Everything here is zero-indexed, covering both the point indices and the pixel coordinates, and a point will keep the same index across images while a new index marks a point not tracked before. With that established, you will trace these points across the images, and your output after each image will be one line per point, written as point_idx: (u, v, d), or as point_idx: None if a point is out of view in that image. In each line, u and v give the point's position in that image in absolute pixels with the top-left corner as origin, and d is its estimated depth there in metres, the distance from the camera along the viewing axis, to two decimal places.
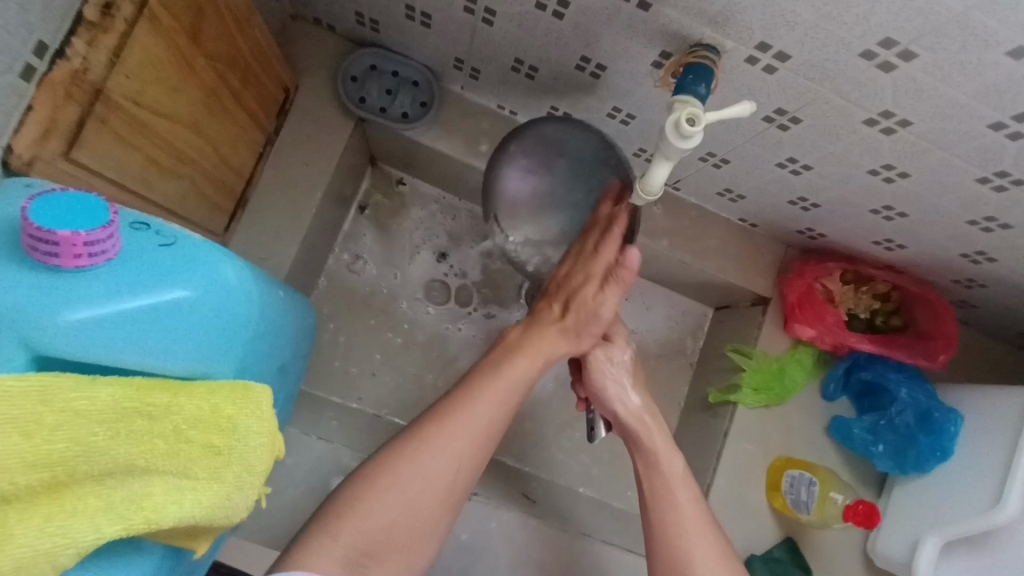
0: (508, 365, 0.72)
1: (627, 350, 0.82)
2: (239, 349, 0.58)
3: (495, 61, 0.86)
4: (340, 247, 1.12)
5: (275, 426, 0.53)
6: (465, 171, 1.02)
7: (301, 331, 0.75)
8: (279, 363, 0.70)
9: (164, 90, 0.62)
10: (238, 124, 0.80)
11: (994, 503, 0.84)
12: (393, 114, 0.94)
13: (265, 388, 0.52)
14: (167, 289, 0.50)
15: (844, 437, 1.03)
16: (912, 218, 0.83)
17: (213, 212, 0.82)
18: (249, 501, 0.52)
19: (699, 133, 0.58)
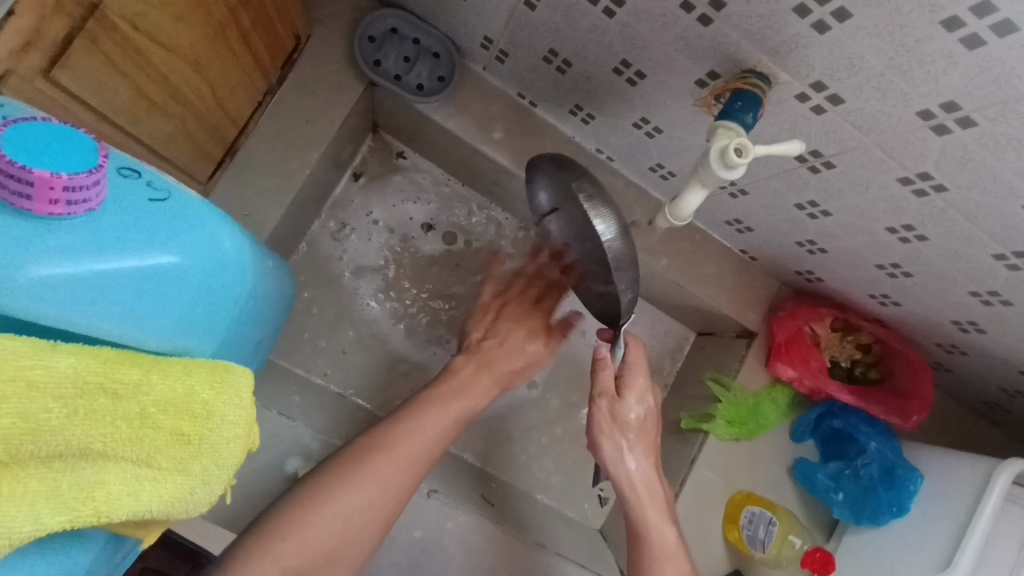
0: (443, 406, 0.76)
1: (636, 409, 0.79)
2: (220, 324, 0.55)
3: (527, 48, 0.81)
4: (327, 213, 1.06)
5: (252, 417, 0.53)
6: (472, 156, 0.97)
7: (282, 307, 0.71)
8: (257, 339, 0.65)
9: (169, 17, 0.56)
10: (242, 68, 0.73)
11: (943, 565, 0.84)
12: (408, 84, 0.88)
13: (245, 372, 0.52)
14: (152, 256, 0.48)
15: (806, 479, 1.03)
16: (916, 279, 0.82)
17: (199, 158, 0.75)
18: (213, 496, 0.52)
19: (744, 165, 0.56)
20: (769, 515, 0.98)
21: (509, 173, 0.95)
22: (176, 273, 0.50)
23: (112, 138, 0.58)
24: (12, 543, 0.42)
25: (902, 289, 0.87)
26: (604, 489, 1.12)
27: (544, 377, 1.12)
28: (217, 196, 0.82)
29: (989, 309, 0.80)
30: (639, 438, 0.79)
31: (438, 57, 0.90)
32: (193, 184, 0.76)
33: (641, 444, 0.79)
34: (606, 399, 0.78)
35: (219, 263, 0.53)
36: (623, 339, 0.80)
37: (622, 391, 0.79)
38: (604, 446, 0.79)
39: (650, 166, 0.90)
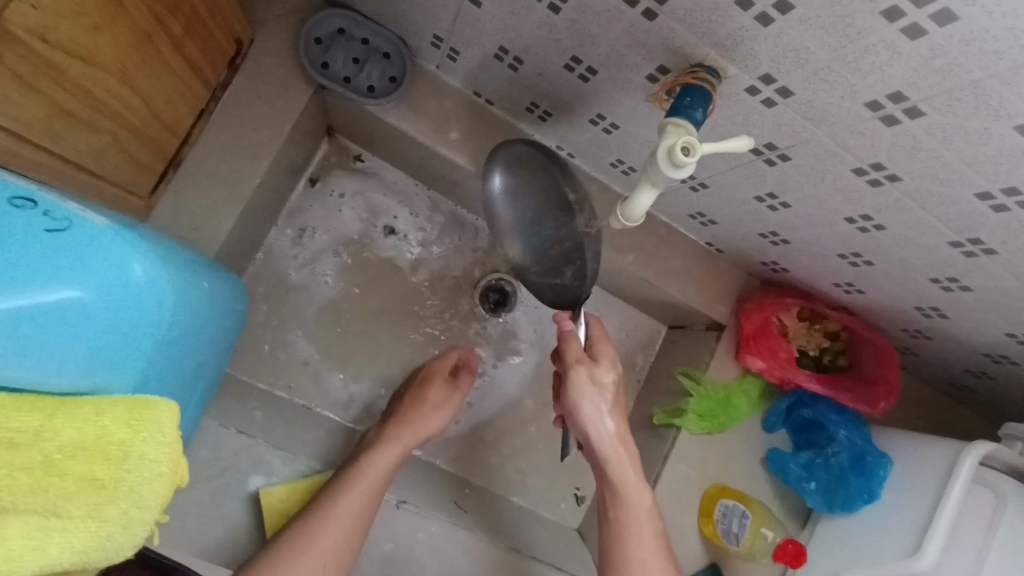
0: (375, 464, 0.85)
1: (611, 371, 0.78)
2: (145, 354, 0.53)
3: (477, 46, 0.79)
4: (284, 220, 1.02)
5: (177, 452, 0.52)
6: (429, 157, 0.95)
7: (227, 327, 0.69)
8: (196, 363, 0.63)
9: (83, 27, 0.52)
10: (177, 75, 0.69)
11: (913, 550, 0.84)
12: (358, 86, 0.85)
13: (167, 405, 0.51)
14: (52, 291, 0.46)
15: (779, 470, 1.03)
16: (877, 268, 0.82)
17: (136, 173, 0.71)
18: (138, 538, 0.50)
19: (693, 164, 0.55)
20: (738, 506, 0.99)
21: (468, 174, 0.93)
22: (84, 308, 0.48)
23: (29, 158, 0.55)
24: None
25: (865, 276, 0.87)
26: (580, 488, 1.11)
27: (514, 379, 1.10)
28: (160, 211, 0.79)
29: (949, 296, 0.80)
30: (615, 398, 0.79)
31: (389, 57, 0.86)
32: (131, 199, 0.72)
33: (615, 403, 0.79)
34: (581, 365, 0.76)
35: (132, 291, 0.51)
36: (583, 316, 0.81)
37: (595, 359, 0.79)
38: (586, 410, 0.77)
39: (610, 162, 0.89)
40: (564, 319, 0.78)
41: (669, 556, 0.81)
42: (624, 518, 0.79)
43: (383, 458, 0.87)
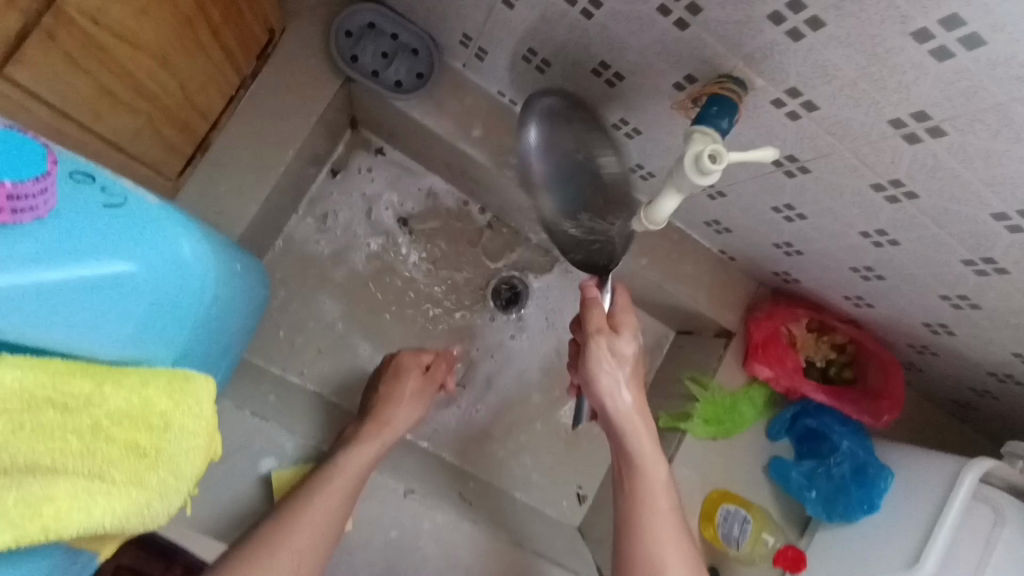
0: (352, 463, 0.82)
1: (632, 343, 0.77)
2: (186, 330, 0.55)
3: (505, 47, 0.80)
4: (304, 209, 1.04)
5: (213, 426, 0.54)
6: (450, 153, 0.96)
7: (255, 308, 0.71)
8: (225, 343, 0.65)
9: (131, 12, 0.54)
10: (212, 61, 0.71)
11: (913, 561, 0.85)
12: (386, 80, 0.87)
13: (207, 382, 0.53)
14: (103, 265, 0.48)
15: (780, 478, 1.04)
16: (888, 282, 0.83)
17: (168, 155, 0.73)
18: (172, 507, 0.52)
19: (718, 171, 0.56)
20: (737, 511, 1.01)
21: (488, 172, 0.94)
22: (134, 281, 0.49)
23: (72, 136, 0.56)
24: None
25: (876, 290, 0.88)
26: (583, 487, 1.12)
27: (522, 376, 1.12)
28: (187, 194, 0.80)
29: (959, 312, 0.81)
30: (633, 371, 0.78)
31: (417, 54, 0.88)
32: (160, 180, 0.74)
33: (633, 376, 0.78)
34: (602, 334, 0.75)
35: (178, 271, 0.52)
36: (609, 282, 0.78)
37: (616, 329, 0.77)
38: (604, 382, 0.76)
39: (630, 166, 0.90)
40: (588, 285, 0.76)
41: (684, 529, 0.81)
42: (639, 488, 0.79)
43: (358, 458, 0.84)
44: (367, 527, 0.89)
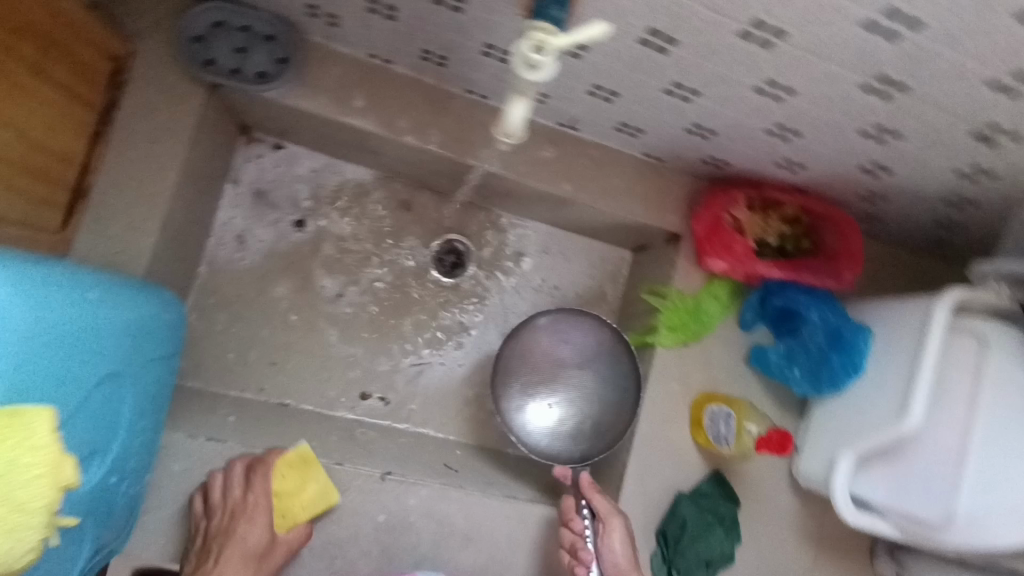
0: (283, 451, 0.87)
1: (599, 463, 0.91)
2: (27, 375, 0.49)
3: (347, 5, 0.76)
4: (218, 228, 1.02)
5: (59, 451, 0.46)
6: (342, 133, 0.93)
7: (145, 332, 0.67)
8: (98, 376, 0.60)
9: None
10: (44, 99, 0.67)
11: (902, 413, 0.82)
12: (248, 74, 0.83)
13: (42, 411, 0.45)
14: None
15: (763, 366, 1.01)
16: (806, 135, 0.79)
17: (38, 209, 0.71)
18: (32, 542, 0.46)
19: (550, 63, 0.53)
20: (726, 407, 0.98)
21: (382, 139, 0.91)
22: None
23: None
24: None
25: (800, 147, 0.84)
26: None
27: (485, 334, 1.10)
28: (79, 243, 0.79)
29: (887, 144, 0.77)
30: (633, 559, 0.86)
31: (274, 39, 0.83)
32: (41, 235, 0.73)
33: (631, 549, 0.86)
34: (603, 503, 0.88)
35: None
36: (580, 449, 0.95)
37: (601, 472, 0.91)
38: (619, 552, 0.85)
39: (519, 90, 0.87)
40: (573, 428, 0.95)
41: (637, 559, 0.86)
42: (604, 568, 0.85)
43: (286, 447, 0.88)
44: (351, 519, 0.88)
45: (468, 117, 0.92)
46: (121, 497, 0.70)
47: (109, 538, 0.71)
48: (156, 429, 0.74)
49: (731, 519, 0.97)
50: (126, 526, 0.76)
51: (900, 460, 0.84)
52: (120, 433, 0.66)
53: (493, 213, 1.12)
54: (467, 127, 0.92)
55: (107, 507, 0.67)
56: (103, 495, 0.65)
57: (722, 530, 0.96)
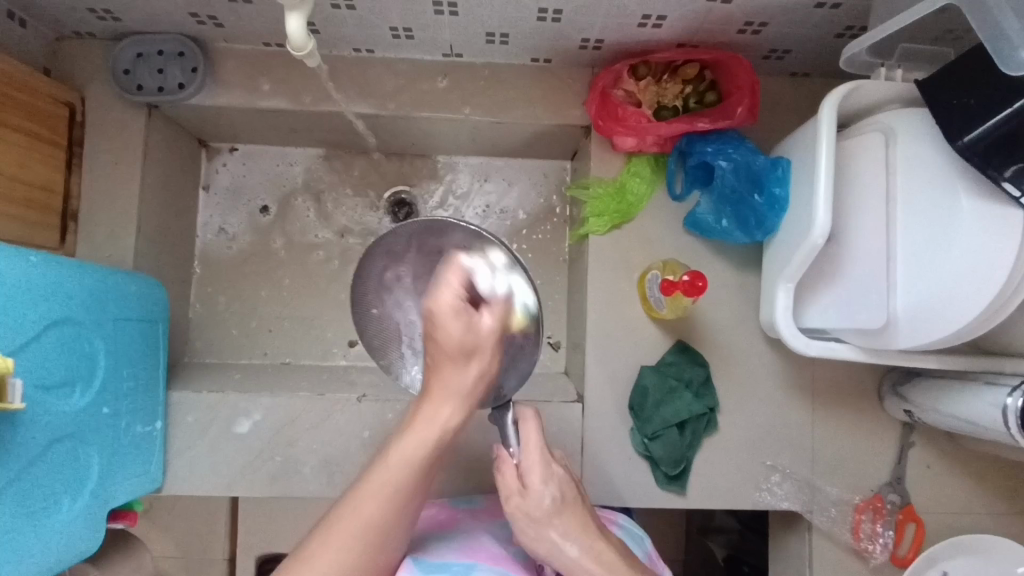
0: (397, 453, 0.67)
1: (545, 490, 0.68)
2: (37, 318, 0.67)
3: (414, 12, 0.88)
4: (326, 211, 1.19)
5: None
6: (430, 126, 1.06)
7: (120, 300, 0.81)
8: (56, 317, 0.70)
9: None
10: (33, 145, 0.86)
11: (890, 306, 0.78)
12: (347, 78, 0.99)
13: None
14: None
15: (716, 234, 0.97)
16: (869, 37, 0.76)
17: (39, 229, 0.89)
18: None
19: None
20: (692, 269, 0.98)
21: (462, 120, 1.02)
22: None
23: None
24: None
25: (873, 67, 0.82)
26: None
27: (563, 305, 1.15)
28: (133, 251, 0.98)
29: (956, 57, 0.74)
30: (567, 523, 0.68)
31: (369, 51, 0.98)
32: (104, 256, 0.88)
33: (576, 527, 0.69)
34: (510, 495, 0.69)
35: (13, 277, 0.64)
36: (511, 423, 0.71)
37: (527, 476, 0.69)
38: (544, 538, 0.68)
39: (579, 43, 0.94)
40: (525, 416, 0.71)
41: None
42: None
43: (404, 449, 0.67)
44: None
45: (537, 85, 1.02)
46: (125, 430, 0.83)
47: (123, 467, 0.83)
48: (152, 377, 0.89)
49: (708, 406, 0.98)
50: (141, 462, 0.87)
51: (856, 310, 0.82)
52: (131, 368, 0.84)
53: (564, 179, 1.21)
54: (536, 91, 1.01)
55: (111, 437, 0.80)
56: (102, 421, 0.78)
57: (692, 394, 0.97)
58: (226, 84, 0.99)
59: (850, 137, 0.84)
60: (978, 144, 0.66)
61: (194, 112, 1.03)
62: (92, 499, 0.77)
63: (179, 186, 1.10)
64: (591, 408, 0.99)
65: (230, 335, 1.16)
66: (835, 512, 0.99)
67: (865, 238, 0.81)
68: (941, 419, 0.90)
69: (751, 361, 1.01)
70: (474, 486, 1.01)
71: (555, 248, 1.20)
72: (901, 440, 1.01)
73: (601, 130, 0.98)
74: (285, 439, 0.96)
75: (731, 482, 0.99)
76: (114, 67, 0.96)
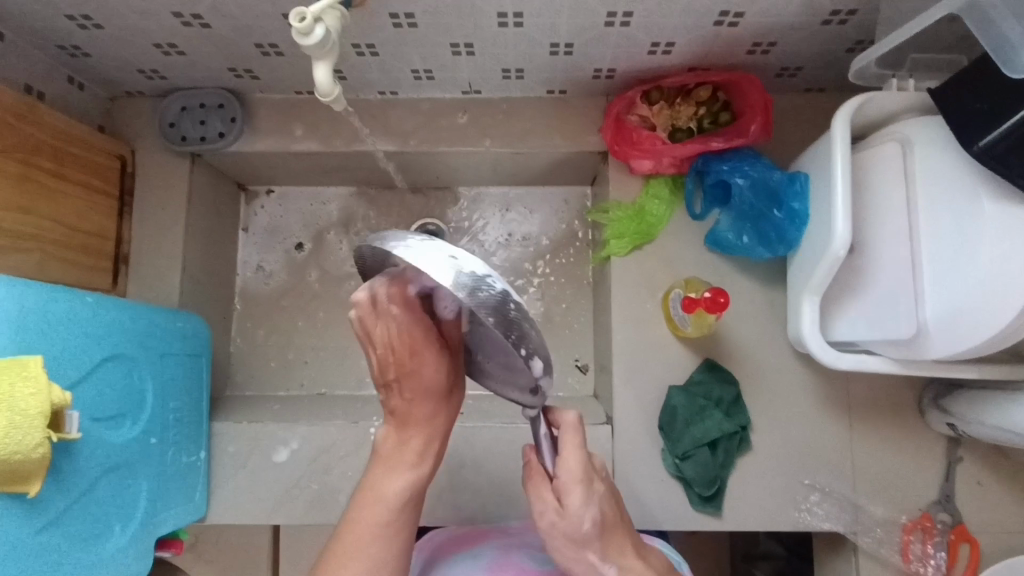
0: (382, 488, 0.68)
1: (587, 508, 0.66)
2: (90, 357, 0.72)
3: (433, 55, 0.93)
4: (357, 245, 1.24)
5: (52, 405, 0.59)
6: (452, 160, 1.10)
7: (167, 336, 0.87)
8: (107, 353, 0.74)
9: (42, 197, 0.83)
10: (87, 197, 0.93)
11: (919, 315, 0.77)
12: (373, 119, 1.05)
13: (35, 359, 0.59)
14: (37, 328, 0.64)
15: (737, 250, 0.97)
16: (879, 49, 0.77)
17: (92, 273, 0.95)
18: (37, 439, 0.58)
19: (313, 27, 0.64)
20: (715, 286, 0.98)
21: (483, 152, 1.06)
22: (50, 334, 0.66)
23: (35, 261, 0.82)
24: (7, 458, 0.56)
25: (885, 78, 0.83)
26: None
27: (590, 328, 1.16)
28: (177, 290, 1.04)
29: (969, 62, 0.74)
30: (605, 544, 0.68)
31: (393, 93, 1.04)
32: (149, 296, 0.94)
33: (611, 549, 0.69)
34: (545, 513, 0.67)
35: (69, 320, 0.69)
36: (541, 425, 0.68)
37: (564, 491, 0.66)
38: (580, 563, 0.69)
39: (592, 74, 0.98)
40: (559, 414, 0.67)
41: None
42: None
43: (394, 482, 0.68)
44: (459, 476, 1.01)
45: (554, 116, 1.05)
46: (172, 460, 0.87)
47: (170, 495, 0.87)
48: (196, 407, 0.94)
49: (740, 424, 0.96)
50: (186, 490, 0.91)
51: (884, 320, 0.81)
52: (177, 399, 0.88)
53: (585, 205, 1.24)
54: (553, 121, 1.05)
55: (159, 466, 0.84)
56: (149, 451, 0.82)
57: (722, 412, 0.96)
58: (262, 131, 1.05)
59: (867, 148, 0.84)
60: (994, 148, 0.66)
61: (233, 158, 1.10)
62: (142, 527, 0.80)
63: (220, 227, 1.17)
64: (620, 429, 0.99)
65: (268, 367, 1.21)
66: (881, 533, 0.95)
67: (889, 247, 0.80)
68: (987, 431, 0.86)
69: (782, 378, 0.99)
70: (506, 511, 1.01)
71: (579, 272, 1.22)
72: (948, 457, 0.98)
73: (617, 154, 1.01)
74: (321, 467, 0.98)
75: (770, 503, 0.97)
76: (161, 121, 1.04)
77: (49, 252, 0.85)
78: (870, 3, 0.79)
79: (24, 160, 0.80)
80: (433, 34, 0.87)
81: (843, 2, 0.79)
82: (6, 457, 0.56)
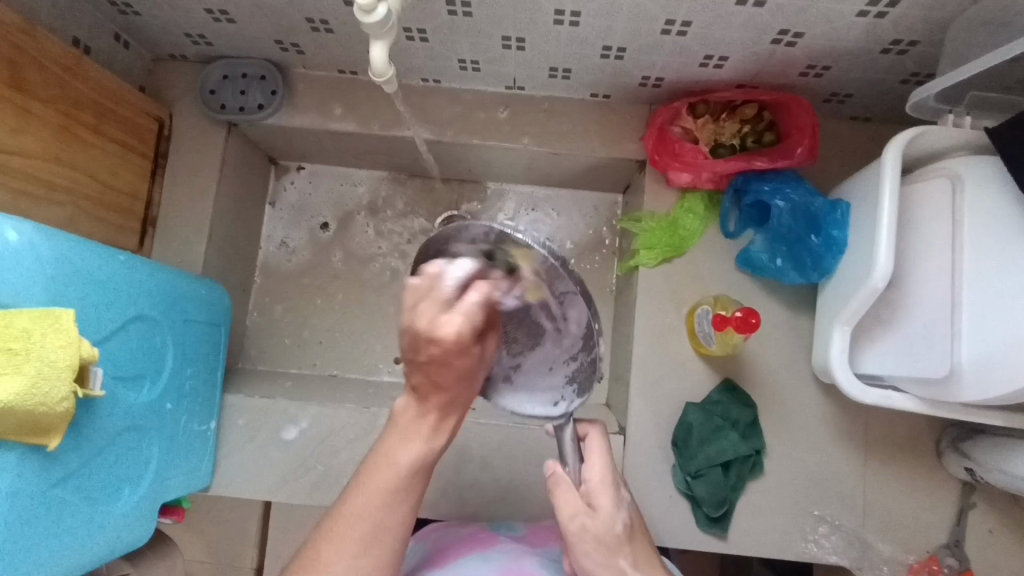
0: (395, 455, 0.62)
1: (615, 513, 0.65)
2: (116, 316, 0.71)
3: (483, 46, 0.92)
4: (383, 230, 1.23)
5: (80, 360, 0.59)
6: (488, 154, 1.10)
7: (190, 301, 0.86)
8: (134, 313, 0.74)
9: (80, 151, 0.83)
10: (123, 156, 0.93)
11: (953, 356, 0.75)
12: (413, 105, 1.04)
13: (68, 311, 0.58)
14: (68, 282, 0.64)
15: (769, 272, 0.96)
16: (941, 83, 0.76)
17: (119, 233, 0.95)
18: (64, 392, 0.57)
19: (375, 5, 0.64)
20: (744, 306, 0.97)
21: (520, 149, 1.06)
22: (79, 290, 0.65)
23: (66, 215, 0.82)
24: (35, 410, 0.55)
25: (941, 114, 0.82)
26: None
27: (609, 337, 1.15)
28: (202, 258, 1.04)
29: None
30: (635, 549, 0.66)
31: (437, 81, 1.03)
32: None
33: (640, 556, 0.66)
34: (575, 518, 0.64)
35: (98, 277, 0.68)
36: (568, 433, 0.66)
37: (595, 496, 0.65)
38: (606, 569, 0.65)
39: (639, 81, 0.97)
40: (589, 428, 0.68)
41: None
42: None
43: (409, 448, 0.62)
44: (466, 472, 1.01)
45: (596, 120, 1.04)
46: (184, 427, 0.87)
47: (178, 462, 0.86)
48: (211, 377, 0.93)
49: (755, 448, 0.95)
50: (193, 459, 0.91)
51: (916, 357, 0.79)
52: (194, 366, 0.88)
53: (615, 212, 1.23)
54: (593, 125, 1.04)
55: (171, 432, 0.84)
56: (163, 416, 0.82)
57: (738, 434, 0.95)
58: (301, 107, 1.05)
59: (913, 182, 0.83)
60: None
61: (268, 131, 1.09)
62: (149, 492, 0.80)
63: (248, 199, 1.16)
64: (632, 442, 0.98)
65: (282, 343, 1.20)
66: (887, 571, 0.94)
67: (928, 284, 0.79)
68: (1007, 480, 0.85)
69: (800, 405, 0.98)
70: (510, 512, 1.00)
71: (602, 279, 1.21)
72: (960, 502, 0.96)
73: (656, 164, 1.00)
74: (329, 448, 0.98)
75: (777, 530, 0.96)
76: (202, 87, 1.03)
77: (81, 207, 0.84)
78: (932, 36, 0.78)
79: (66, 113, 0.80)
80: (485, 25, 0.86)
81: (905, 32, 0.78)
82: (34, 408, 0.55)
